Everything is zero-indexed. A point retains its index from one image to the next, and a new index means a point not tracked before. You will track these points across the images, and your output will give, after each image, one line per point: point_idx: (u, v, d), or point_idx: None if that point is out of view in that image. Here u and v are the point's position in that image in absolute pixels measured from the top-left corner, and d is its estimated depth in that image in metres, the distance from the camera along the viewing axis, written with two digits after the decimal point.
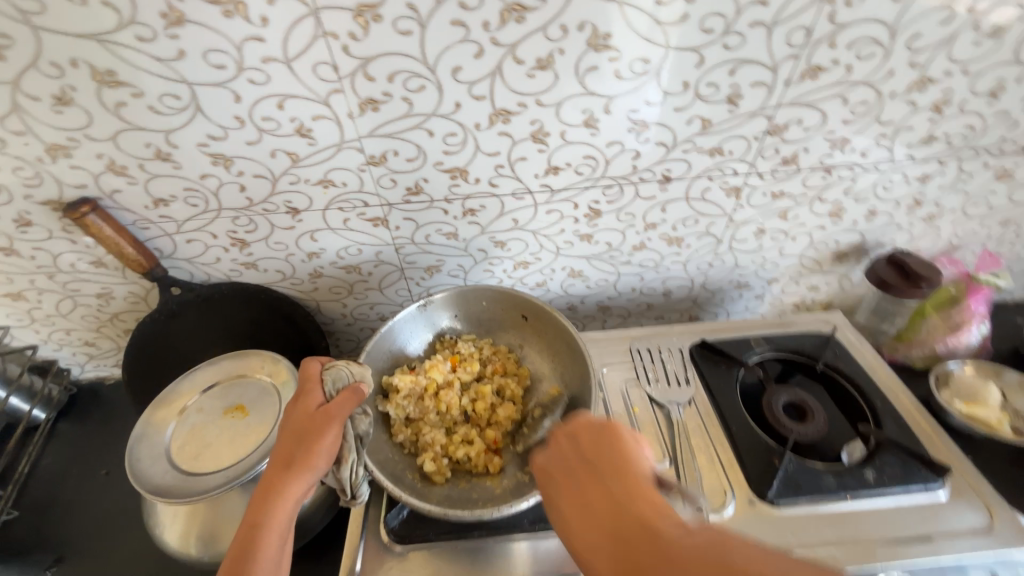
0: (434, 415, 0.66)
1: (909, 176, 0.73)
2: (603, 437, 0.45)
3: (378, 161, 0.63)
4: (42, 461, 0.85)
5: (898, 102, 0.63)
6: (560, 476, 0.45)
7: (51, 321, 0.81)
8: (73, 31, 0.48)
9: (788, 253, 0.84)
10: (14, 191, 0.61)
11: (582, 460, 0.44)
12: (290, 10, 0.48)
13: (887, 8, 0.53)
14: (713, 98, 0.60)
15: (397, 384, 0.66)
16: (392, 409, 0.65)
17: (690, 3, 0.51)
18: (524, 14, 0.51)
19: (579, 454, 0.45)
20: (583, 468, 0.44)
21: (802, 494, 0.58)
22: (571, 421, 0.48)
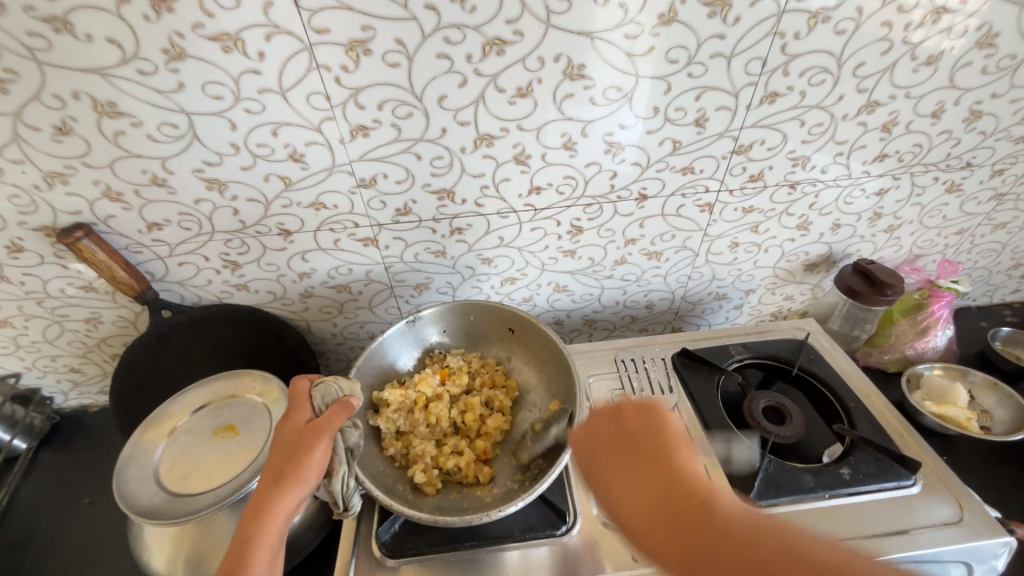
0: (424, 427, 0.67)
1: (867, 190, 0.78)
2: (645, 419, 0.49)
3: (369, 184, 0.66)
4: (21, 492, 0.83)
5: (850, 124, 0.68)
6: (597, 451, 0.50)
7: (36, 348, 0.81)
8: (77, 66, 0.51)
9: (762, 264, 0.89)
10: (8, 218, 0.63)
11: (627, 435, 0.49)
12: (285, 45, 0.52)
13: (833, 40, 0.59)
14: (681, 122, 0.65)
15: (387, 398, 0.67)
16: (382, 423, 0.66)
17: (656, 37, 0.56)
18: (504, 47, 0.55)
19: (617, 431, 0.50)
20: (629, 447, 0.48)
21: (783, 494, 0.60)
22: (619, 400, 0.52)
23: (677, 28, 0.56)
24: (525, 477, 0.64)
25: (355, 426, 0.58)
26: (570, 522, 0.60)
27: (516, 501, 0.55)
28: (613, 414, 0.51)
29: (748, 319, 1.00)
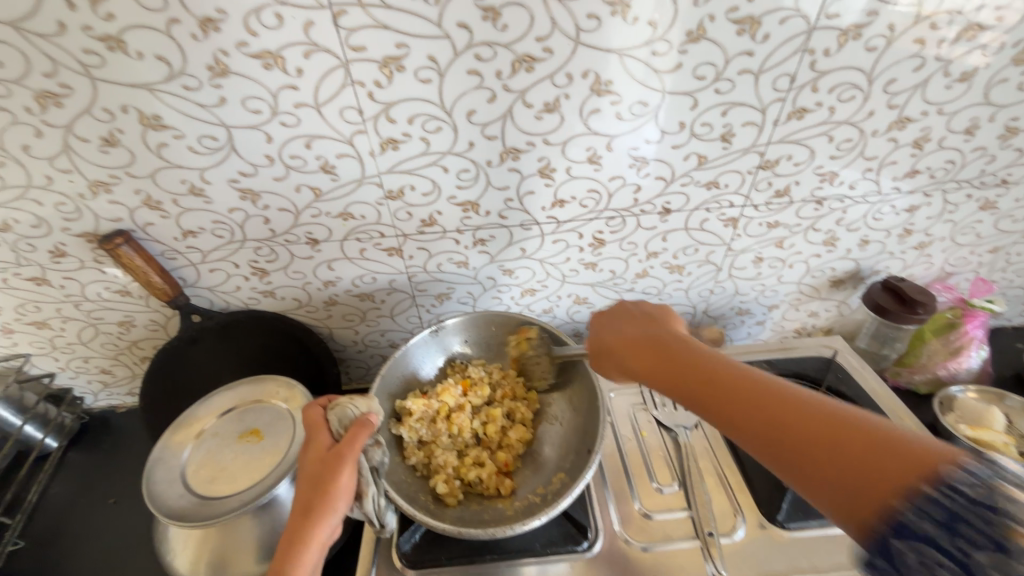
0: (446, 439, 0.67)
1: (897, 207, 0.77)
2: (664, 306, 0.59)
3: (396, 196, 0.67)
4: (50, 490, 0.85)
5: (880, 140, 0.67)
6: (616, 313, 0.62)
7: (71, 349, 0.83)
8: (127, 82, 0.53)
9: (786, 280, 0.87)
10: (54, 224, 0.65)
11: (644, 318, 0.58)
12: (322, 62, 0.54)
13: (864, 56, 0.59)
14: (708, 137, 0.65)
15: (410, 408, 0.67)
16: (405, 432, 0.66)
17: (684, 53, 0.56)
18: (534, 64, 0.56)
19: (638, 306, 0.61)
20: (641, 316, 0.59)
21: (811, 517, 0.59)
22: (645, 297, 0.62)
23: (705, 45, 0.56)
24: (546, 490, 0.64)
25: (376, 444, 0.57)
26: (592, 537, 0.59)
27: (540, 514, 0.55)
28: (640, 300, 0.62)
29: (771, 335, 0.98)
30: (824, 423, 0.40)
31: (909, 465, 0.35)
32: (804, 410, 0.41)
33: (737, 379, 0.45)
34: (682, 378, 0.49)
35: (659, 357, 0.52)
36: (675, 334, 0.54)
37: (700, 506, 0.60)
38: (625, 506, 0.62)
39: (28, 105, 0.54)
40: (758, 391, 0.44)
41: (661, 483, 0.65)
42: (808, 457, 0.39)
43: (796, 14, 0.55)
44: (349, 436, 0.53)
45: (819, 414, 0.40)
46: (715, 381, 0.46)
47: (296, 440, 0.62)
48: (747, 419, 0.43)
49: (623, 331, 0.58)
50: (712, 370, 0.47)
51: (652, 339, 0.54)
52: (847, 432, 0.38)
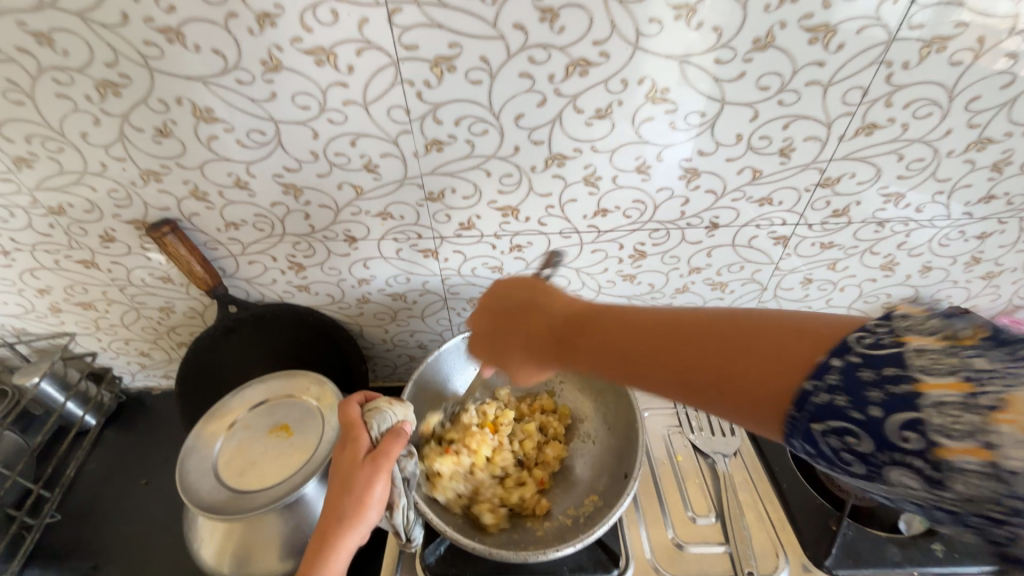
0: (484, 479, 0.64)
1: (967, 234, 0.71)
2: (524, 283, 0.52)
3: (436, 198, 0.66)
4: (87, 465, 0.88)
5: (955, 161, 0.62)
6: (489, 321, 0.53)
7: (113, 330, 0.86)
8: (183, 74, 0.54)
9: (835, 304, 0.82)
10: (105, 210, 0.67)
11: (504, 288, 0.53)
12: (373, 60, 0.53)
13: (946, 71, 0.54)
14: (765, 150, 0.61)
15: (438, 466, 0.63)
16: (439, 492, 0.62)
17: (748, 62, 0.53)
18: (588, 68, 0.54)
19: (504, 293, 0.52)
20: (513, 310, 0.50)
21: (862, 565, 0.57)
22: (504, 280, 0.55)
23: (772, 53, 0.53)
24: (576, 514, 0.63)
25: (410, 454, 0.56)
26: (623, 565, 0.57)
27: (572, 541, 0.53)
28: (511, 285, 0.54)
29: None
30: (711, 333, 0.35)
31: (802, 357, 0.31)
32: (688, 328, 0.36)
33: (617, 324, 0.40)
34: (572, 345, 0.43)
35: (543, 330, 0.46)
36: (545, 297, 0.49)
37: (740, 544, 0.58)
38: (658, 534, 0.60)
39: (89, 94, 0.55)
40: (640, 330, 0.38)
41: (697, 514, 0.62)
42: (721, 383, 0.33)
43: (875, 23, 0.51)
44: (385, 443, 0.53)
45: (703, 327, 0.35)
46: (600, 338, 0.41)
47: (324, 439, 0.61)
48: (647, 369, 0.37)
49: (492, 315, 0.53)
50: (592, 324, 0.42)
51: (526, 315, 0.49)
52: (741, 336, 0.33)
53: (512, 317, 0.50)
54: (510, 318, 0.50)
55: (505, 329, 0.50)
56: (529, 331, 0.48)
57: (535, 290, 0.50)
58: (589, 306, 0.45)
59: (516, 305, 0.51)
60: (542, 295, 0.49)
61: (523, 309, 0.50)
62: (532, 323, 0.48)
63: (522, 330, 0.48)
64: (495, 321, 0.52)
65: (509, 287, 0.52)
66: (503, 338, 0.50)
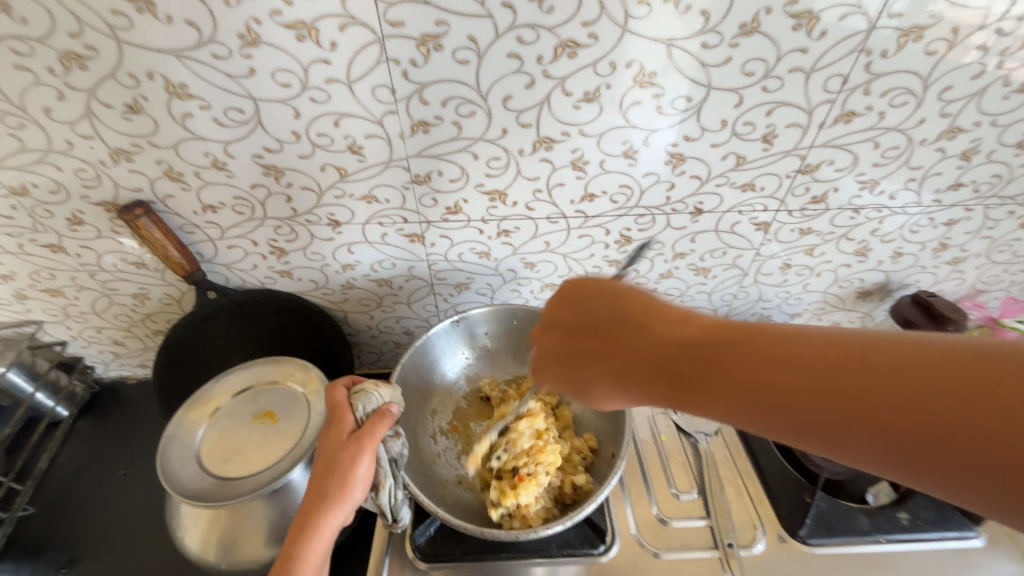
0: (555, 484, 0.62)
1: (935, 220, 0.74)
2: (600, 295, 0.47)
3: (422, 181, 0.65)
4: (59, 457, 0.85)
5: (928, 149, 0.65)
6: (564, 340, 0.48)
7: (83, 318, 0.82)
8: (154, 47, 0.51)
9: (812, 289, 0.85)
10: (72, 191, 0.64)
11: (584, 304, 0.48)
12: (357, 37, 0.51)
13: (922, 61, 0.56)
14: (749, 136, 0.62)
15: (521, 497, 0.58)
16: (533, 520, 0.58)
17: (734, 47, 0.54)
18: (577, 50, 0.53)
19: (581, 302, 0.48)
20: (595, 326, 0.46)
21: (834, 534, 0.60)
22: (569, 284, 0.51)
23: (758, 38, 0.53)
24: (575, 485, 0.62)
25: (397, 434, 0.56)
26: (609, 542, 0.59)
27: (564, 519, 0.54)
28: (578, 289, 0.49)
29: None
30: (875, 371, 0.31)
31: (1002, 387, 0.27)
32: (841, 369, 0.32)
33: (746, 361, 0.35)
34: (686, 387, 0.38)
35: (644, 362, 0.41)
36: (642, 315, 0.43)
37: (720, 518, 0.60)
38: (642, 510, 0.62)
39: (52, 66, 0.52)
40: (778, 370, 0.34)
41: (680, 490, 0.64)
42: (898, 437, 0.30)
43: (856, 11, 0.52)
44: (369, 423, 0.52)
45: (860, 365, 0.32)
46: (726, 378, 0.36)
47: (311, 424, 0.61)
48: (791, 418, 0.33)
49: (577, 334, 0.47)
50: (709, 356, 0.37)
51: (618, 337, 0.43)
52: (904, 371, 0.30)
53: (594, 345, 0.45)
54: (598, 345, 0.45)
55: (591, 360, 0.45)
56: (623, 362, 0.42)
57: (623, 303, 0.45)
58: (698, 334, 0.39)
59: (606, 325, 0.45)
60: (637, 311, 0.44)
61: (618, 327, 0.44)
62: (628, 352, 0.42)
63: (615, 358, 0.43)
64: (578, 348, 0.47)
65: (593, 299, 0.47)
66: (589, 368, 0.45)
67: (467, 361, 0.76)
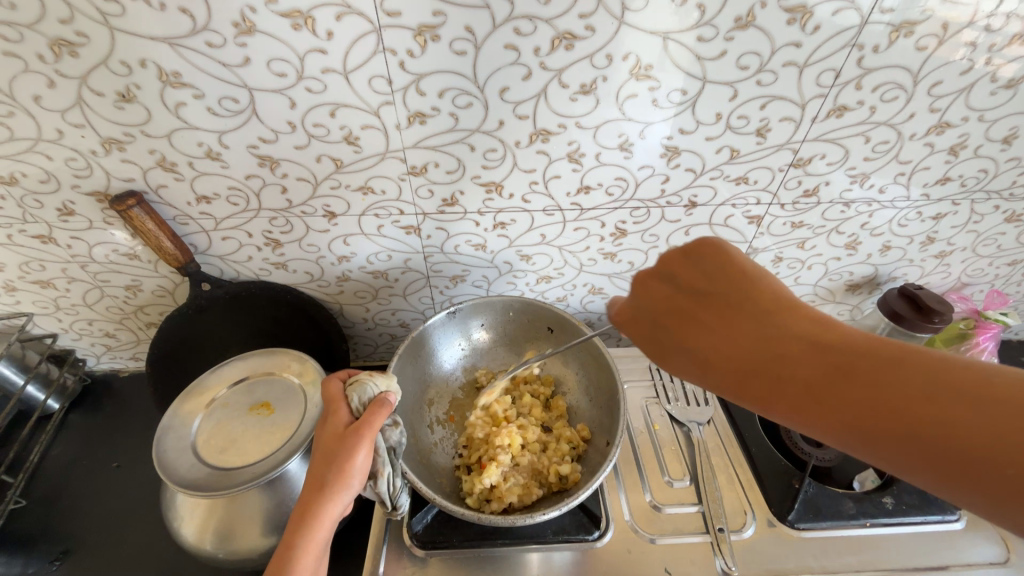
0: (526, 463, 0.63)
1: (923, 214, 0.76)
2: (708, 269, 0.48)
3: (419, 172, 0.65)
4: (51, 450, 0.84)
5: (917, 144, 0.66)
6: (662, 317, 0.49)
7: (75, 310, 0.82)
8: (147, 34, 0.51)
9: (803, 281, 0.87)
10: (63, 181, 0.63)
11: (708, 273, 0.48)
12: (354, 26, 0.51)
13: (912, 56, 0.57)
14: (743, 130, 0.63)
15: (493, 478, 0.59)
16: (507, 498, 0.59)
17: (729, 41, 0.54)
18: (574, 42, 0.53)
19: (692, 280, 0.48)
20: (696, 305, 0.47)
21: (822, 519, 0.61)
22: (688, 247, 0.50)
23: (753, 32, 0.54)
24: (561, 474, 0.62)
25: (393, 423, 0.57)
26: (603, 528, 0.60)
27: (558, 506, 0.54)
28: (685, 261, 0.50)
29: None
30: (962, 404, 0.33)
31: None
32: (929, 393, 0.34)
33: (841, 363, 0.37)
34: (768, 374, 0.40)
35: (738, 343, 0.43)
36: (756, 298, 0.44)
37: (712, 503, 0.62)
38: (636, 497, 0.64)
39: (42, 53, 0.51)
40: (866, 376, 0.36)
41: (673, 478, 0.66)
42: (945, 461, 0.32)
43: (849, 6, 0.52)
44: (368, 413, 0.52)
45: (952, 393, 0.33)
46: (816, 374, 0.38)
47: (307, 414, 0.61)
48: (846, 421, 0.36)
49: (682, 305, 0.48)
50: (812, 351, 0.39)
51: (723, 314, 0.45)
52: (990, 412, 0.31)
53: (692, 316, 0.47)
54: (700, 316, 0.46)
55: (685, 333, 0.47)
56: (715, 340, 0.44)
57: (745, 283, 0.46)
58: (805, 329, 0.41)
59: (715, 299, 0.46)
60: (751, 292, 0.45)
61: (724, 303, 0.45)
62: (724, 332, 0.44)
63: (710, 335, 0.45)
64: (672, 320, 0.48)
65: (715, 271, 0.47)
66: (678, 339, 0.47)
67: (463, 352, 0.77)
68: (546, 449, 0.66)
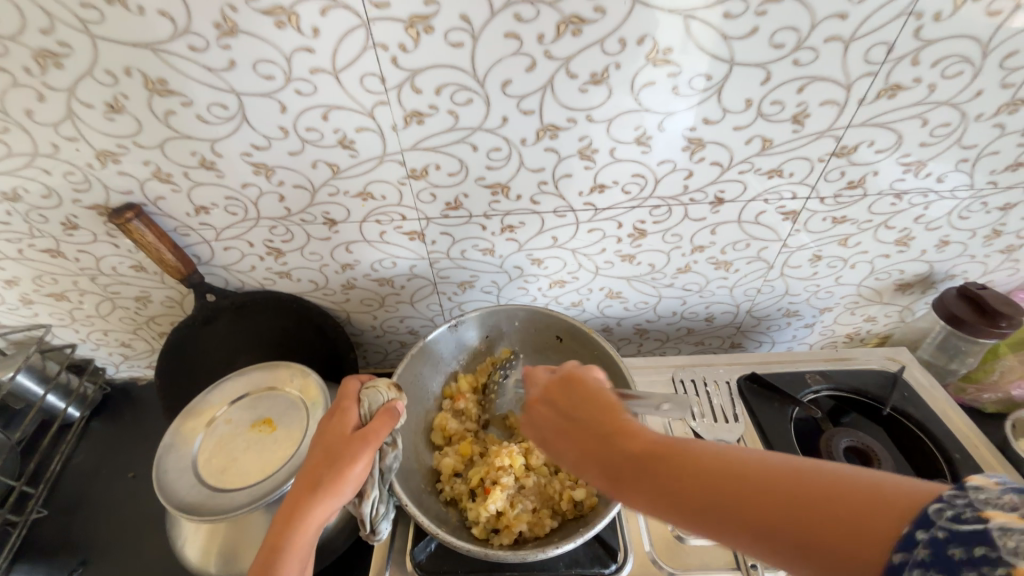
0: (533, 485, 0.61)
1: (989, 205, 0.67)
2: (571, 391, 0.48)
3: (419, 175, 0.61)
4: (74, 459, 0.86)
5: (984, 125, 0.57)
6: (549, 432, 0.47)
7: (90, 321, 0.82)
8: (129, 40, 0.48)
9: (845, 281, 0.78)
10: (63, 195, 0.62)
11: (578, 400, 0.47)
12: (342, 20, 0.47)
13: (982, 23, 0.48)
14: (778, 117, 0.56)
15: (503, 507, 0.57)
16: (516, 526, 0.56)
17: (761, 15, 0.48)
18: (582, 26, 0.48)
19: (554, 410, 0.48)
20: (565, 425, 0.46)
21: None
22: (545, 381, 0.51)
23: (788, 5, 0.47)
24: (576, 501, 0.59)
25: (393, 444, 0.53)
26: (621, 560, 0.56)
27: (573, 538, 0.52)
28: (546, 395, 0.49)
29: (819, 339, 0.90)
30: (824, 508, 0.30)
31: (818, 503, 0.30)
32: (776, 492, 0.31)
33: (682, 471, 0.36)
34: (625, 486, 0.38)
35: (604, 462, 0.41)
36: (613, 422, 0.43)
37: None
38: (657, 524, 0.59)
39: (28, 65, 0.50)
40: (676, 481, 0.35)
41: None
42: (811, 553, 0.29)
43: None
44: (375, 422, 0.49)
45: (808, 492, 0.30)
46: (651, 488, 0.37)
47: (307, 435, 0.58)
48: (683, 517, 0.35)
49: (556, 419, 0.47)
50: (654, 472, 0.37)
51: (587, 438, 0.43)
52: (841, 508, 0.29)
53: (565, 431, 0.46)
54: (570, 433, 0.45)
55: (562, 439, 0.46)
56: (585, 457, 0.42)
57: (605, 406, 0.44)
58: (641, 446, 0.39)
59: (582, 423, 0.45)
60: (610, 417, 0.43)
61: (587, 427, 0.44)
62: (587, 449, 0.43)
63: (584, 452, 0.43)
64: (551, 433, 0.47)
65: (582, 398, 0.46)
66: (556, 449, 0.46)
67: (466, 364, 0.74)
68: (558, 471, 0.63)
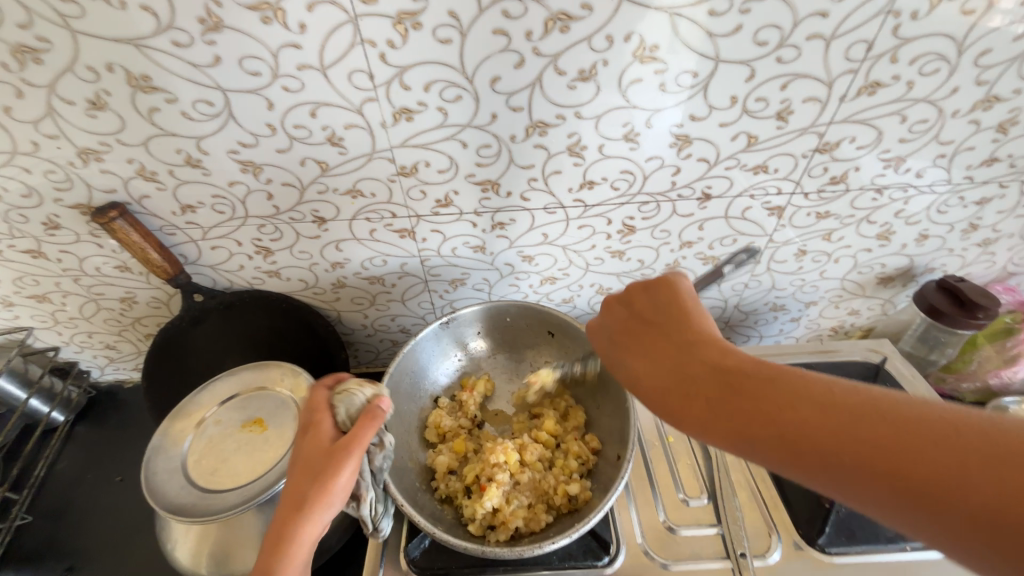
0: (528, 481, 0.61)
1: (966, 199, 0.69)
2: (653, 299, 0.50)
3: (409, 172, 0.61)
4: (59, 463, 0.84)
5: (960, 122, 0.59)
6: (614, 341, 0.50)
7: (73, 323, 0.81)
8: (110, 36, 0.47)
9: (829, 276, 0.80)
10: (44, 194, 0.61)
11: (660, 309, 0.49)
12: (329, 16, 0.47)
13: (957, 21, 0.50)
14: (763, 113, 0.57)
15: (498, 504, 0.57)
16: (512, 522, 0.57)
17: (745, 13, 0.48)
18: (569, 23, 0.48)
19: (629, 319, 0.50)
20: (638, 330, 0.49)
21: (856, 543, 0.57)
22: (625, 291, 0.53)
23: (772, 3, 0.48)
24: (569, 495, 0.60)
25: (380, 444, 0.53)
26: (613, 552, 0.57)
27: (568, 532, 0.53)
28: (624, 304, 0.52)
29: (805, 333, 0.92)
30: (917, 440, 0.32)
31: (914, 438, 0.32)
32: (879, 426, 0.33)
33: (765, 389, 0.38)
34: (691, 397, 0.41)
35: (675, 368, 0.43)
36: (692, 334, 0.45)
37: (733, 525, 0.58)
38: (649, 516, 0.60)
39: (5, 61, 0.48)
40: (754, 396, 0.38)
41: (689, 495, 0.62)
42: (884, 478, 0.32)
43: None
44: (354, 428, 0.49)
45: (916, 434, 0.32)
46: (724, 398, 0.39)
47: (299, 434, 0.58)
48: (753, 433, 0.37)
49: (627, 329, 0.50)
50: (730, 383, 0.40)
51: (662, 346, 0.46)
52: (957, 452, 0.31)
53: (637, 337, 0.48)
54: (643, 339, 0.48)
55: (627, 353, 0.48)
56: (652, 364, 0.45)
57: (686, 319, 0.47)
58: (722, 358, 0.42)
59: (660, 329, 0.47)
60: (689, 329, 0.46)
61: (664, 335, 0.47)
62: (657, 357, 0.45)
63: (654, 358, 0.46)
64: (621, 342, 0.50)
65: (664, 306, 0.49)
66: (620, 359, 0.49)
67: (457, 361, 0.75)
68: (552, 466, 0.64)
